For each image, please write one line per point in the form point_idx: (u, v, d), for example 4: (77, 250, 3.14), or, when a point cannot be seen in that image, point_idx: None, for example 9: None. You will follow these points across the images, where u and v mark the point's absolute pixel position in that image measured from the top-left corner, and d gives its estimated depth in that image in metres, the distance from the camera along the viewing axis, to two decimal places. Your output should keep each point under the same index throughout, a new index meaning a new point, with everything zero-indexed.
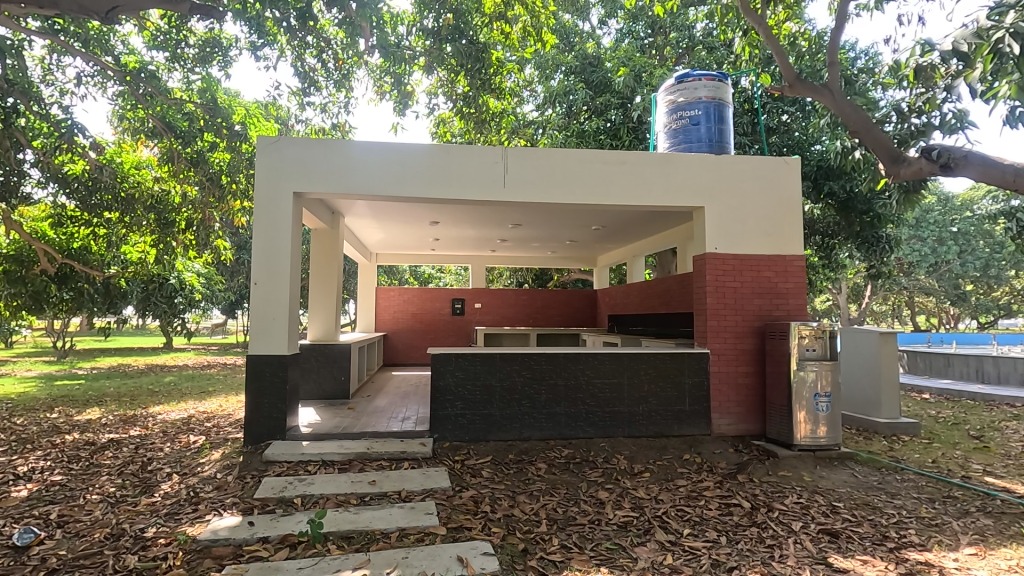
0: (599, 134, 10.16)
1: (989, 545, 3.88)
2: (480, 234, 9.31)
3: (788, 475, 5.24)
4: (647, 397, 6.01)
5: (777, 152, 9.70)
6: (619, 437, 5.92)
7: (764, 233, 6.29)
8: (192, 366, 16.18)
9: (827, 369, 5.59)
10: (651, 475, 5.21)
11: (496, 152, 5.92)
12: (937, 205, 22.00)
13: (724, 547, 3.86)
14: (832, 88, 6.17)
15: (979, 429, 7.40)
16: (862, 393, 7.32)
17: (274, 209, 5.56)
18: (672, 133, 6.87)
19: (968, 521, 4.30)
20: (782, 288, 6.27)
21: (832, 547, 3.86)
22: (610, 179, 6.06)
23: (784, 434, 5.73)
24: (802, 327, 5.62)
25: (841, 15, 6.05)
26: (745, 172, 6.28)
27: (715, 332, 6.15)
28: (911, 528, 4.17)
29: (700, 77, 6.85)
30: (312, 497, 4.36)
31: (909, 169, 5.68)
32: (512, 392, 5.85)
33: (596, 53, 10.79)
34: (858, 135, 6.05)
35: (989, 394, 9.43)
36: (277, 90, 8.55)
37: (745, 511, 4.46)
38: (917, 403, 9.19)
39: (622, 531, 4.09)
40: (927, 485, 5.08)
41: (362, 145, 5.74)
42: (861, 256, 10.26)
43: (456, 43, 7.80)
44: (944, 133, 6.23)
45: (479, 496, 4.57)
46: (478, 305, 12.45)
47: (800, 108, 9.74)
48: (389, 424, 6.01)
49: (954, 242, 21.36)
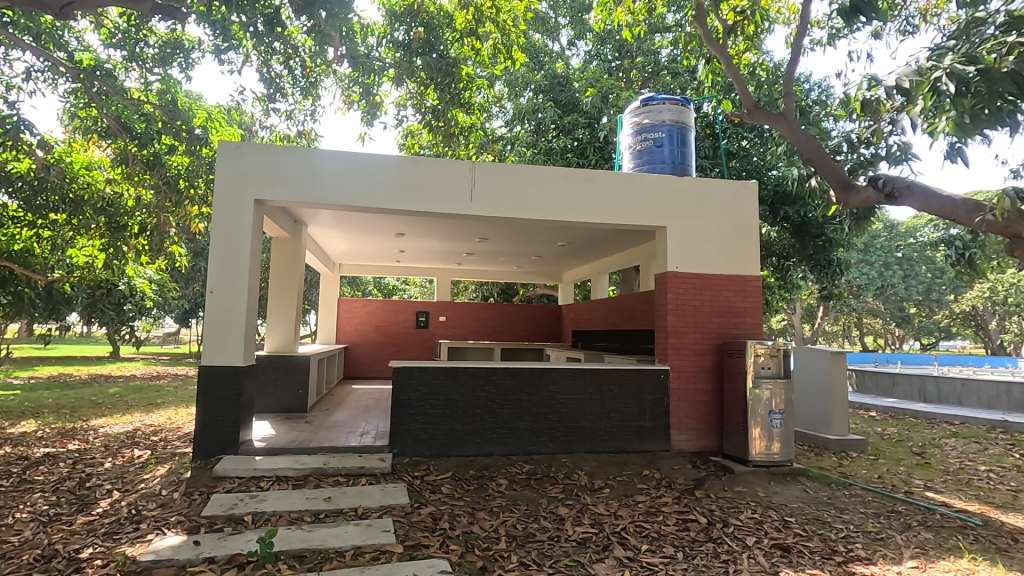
0: (567, 151, 10.33)
1: (929, 558, 4.04)
2: (445, 247, 9.29)
3: (742, 491, 5.34)
4: (609, 414, 6.08)
5: (736, 175, 10.05)
6: (580, 453, 5.96)
7: (723, 253, 6.49)
8: (140, 376, 15.52)
9: (781, 387, 5.81)
10: (611, 491, 5.23)
11: (464, 166, 5.94)
12: (885, 231, 23.12)
13: (680, 562, 3.90)
14: (789, 117, 6.43)
15: (920, 445, 7.75)
16: (813, 411, 7.58)
17: (235, 215, 5.42)
18: (637, 153, 7.05)
19: (910, 535, 4.48)
20: (740, 307, 6.46)
21: (783, 561, 3.95)
22: (575, 196, 6.15)
23: (740, 450, 5.88)
24: (758, 345, 5.83)
25: (797, 49, 6.32)
26: (707, 193, 6.48)
27: (675, 349, 6.27)
28: (858, 542, 4.31)
29: (664, 101, 7.06)
30: (264, 514, 4.20)
31: (859, 197, 5.91)
32: (475, 407, 5.81)
33: (565, 73, 11.00)
34: (812, 163, 6.32)
35: (930, 413, 9.89)
36: (242, 94, 8.35)
37: (701, 526, 4.53)
38: (864, 421, 9.55)
39: (581, 547, 4.09)
40: (872, 499, 5.28)
41: (329, 153, 5.67)
42: (814, 278, 10.67)
43: (427, 57, 7.88)
44: (890, 164, 6.57)
45: (438, 512, 4.50)
46: (443, 318, 12.33)
47: (759, 134, 10.10)
48: (348, 439, 5.88)
49: (899, 267, 22.58)
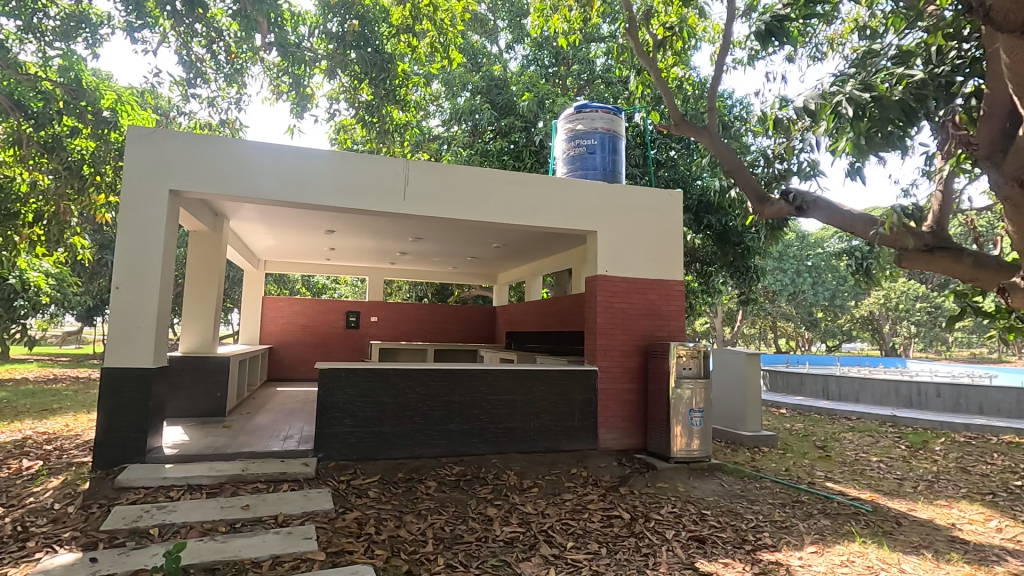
0: (503, 154, 10.40)
1: (826, 543, 4.40)
2: (378, 246, 9.09)
3: (664, 487, 5.58)
4: (539, 414, 6.17)
5: (664, 184, 10.49)
6: (511, 453, 6.01)
7: (650, 258, 6.75)
8: (32, 379, 14.12)
9: (701, 387, 6.12)
10: (540, 490, 5.31)
11: (399, 164, 5.84)
12: (797, 241, 24.90)
13: (604, 557, 4.02)
14: (711, 131, 6.79)
15: (823, 440, 8.40)
16: (730, 409, 8.03)
17: (147, 206, 5.05)
18: (570, 158, 7.21)
19: (811, 522, 4.86)
20: (665, 310, 6.74)
21: (698, 552, 4.16)
22: (509, 198, 6.20)
23: (663, 447, 6.15)
24: (680, 347, 6.12)
25: (720, 67, 6.69)
26: (636, 200, 6.73)
27: (603, 350, 6.46)
28: (765, 531, 4.62)
29: (597, 109, 7.28)
30: (173, 526, 3.94)
31: (772, 209, 6.33)
32: (405, 409, 5.72)
33: (502, 76, 11.07)
34: (732, 175, 6.69)
35: (832, 410, 10.74)
36: (158, 77, 7.81)
37: (625, 522, 4.69)
38: (775, 418, 10.24)
39: (508, 546, 4.13)
40: (780, 491, 5.67)
41: (253, 144, 5.41)
42: (733, 284, 11.31)
43: (362, 51, 7.67)
44: (801, 179, 7.07)
45: (364, 517, 4.40)
46: (375, 318, 12.06)
47: (686, 146, 10.59)
48: (270, 444, 5.62)
49: (809, 275, 24.38)
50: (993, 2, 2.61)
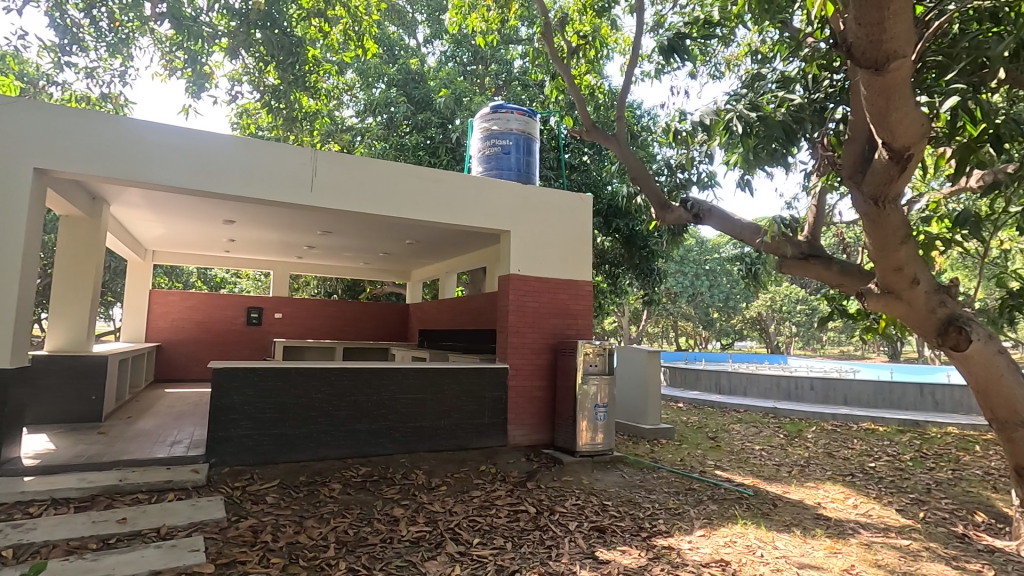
0: (419, 149, 10.24)
1: (713, 526, 4.76)
2: (283, 239, 8.64)
3: (569, 480, 5.77)
4: (449, 412, 6.16)
5: (576, 188, 10.84)
6: (420, 452, 5.95)
7: (561, 259, 6.95)
8: None
9: (605, 383, 6.40)
10: (448, 488, 5.31)
11: (306, 154, 5.58)
12: (697, 246, 26.70)
13: (509, 552, 4.09)
14: (620, 139, 7.10)
15: (714, 431, 9.08)
16: (632, 404, 8.46)
17: (5, 185, 4.46)
18: (485, 158, 7.25)
19: (701, 508, 5.24)
20: (574, 309, 6.96)
21: (598, 541, 4.35)
22: (423, 195, 6.12)
23: (569, 442, 6.36)
24: (587, 344, 6.36)
25: (629, 78, 7.02)
26: (548, 202, 6.90)
27: (514, 348, 6.56)
28: (660, 519, 4.91)
29: (512, 111, 7.39)
30: (31, 547, 3.51)
31: (673, 215, 6.72)
32: (309, 410, 5.49)
33: (419, 70, 10.92)
34: (637, 181, 7.04)
35: (723, 403, 11.64)
36: (23, 39, 6.90)
37: (530, 516, 4.80)
38: (673, 411, 10.93)
39: (414, 546, 4.09)
40: (674, 480, 6.06)
41: (139, 123, 4.94)
42: (638, 285, 11.91)
43: (268, 32, 7.16)
44: (699, 188, 7.58)
45: (259, 524, 4.17)
46: (279, 315, 11.43)
47: (598, 151, 11.01)
48: (154, 450, 5.17)
49: (706, 278, 26.22)
50: (853, 38, 2.61)
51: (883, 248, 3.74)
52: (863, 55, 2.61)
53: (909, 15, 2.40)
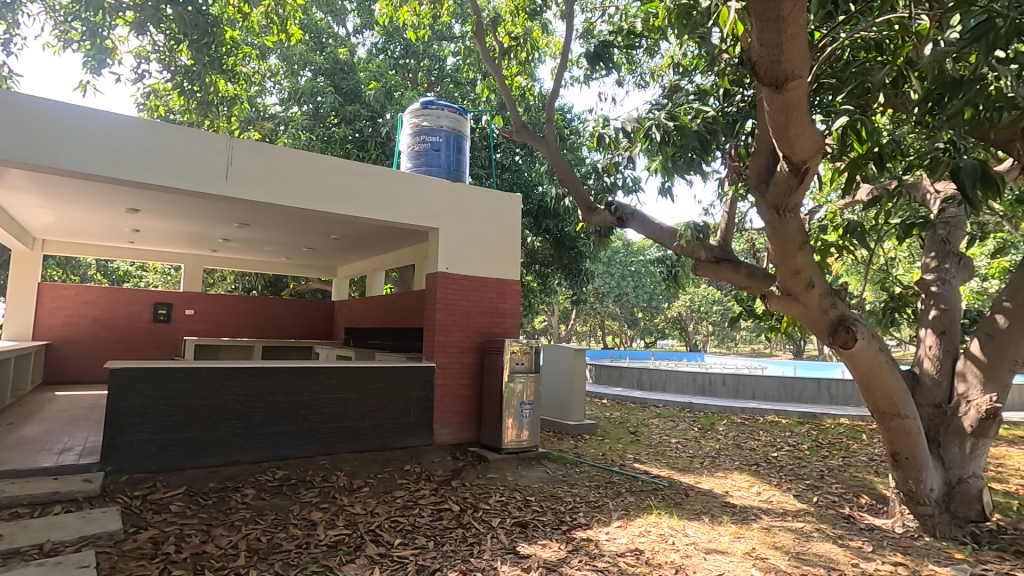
0: (346, 141, 9.94)
1: (630, 517, 4.96)
2: (196, 230, 8.11)
3: (494, 477, 5.81)
4: (373, 412, 6.03)
5: (507, 187, 10.93)
6: (341, 454, 5.78)
7: (489, 259, 6.99)
8: None
9: (531, 381, 6.51)
10: (370, 489, 5.19)
11: (221, 141, 5.27)
12: (623, 248, 27.67)
13: (430, 551, 4.07)
14: (549, 141, 7.23)
15: (635, 426, 9.46)
16: (557, 401, 8.64)
17: None
18: (414, 154, 7.15)
19: (619, 499, 5.45)
20: (502, 308, 7.02)
21: (520, 536, 4.42)
22: (348, 190, 5.96)
23: (495, 439, 6.41)
24: (514, 343, 6.44)
25: (558, 82, 7.15)
26: (477, 201, 6.92)
27: (441, 347, 6.52)
28: (581, 512, 5.06)
29: (443, 108, 7.33)
30: None
31: (598, 218, 6.92)
32: (220, 412, 5.19)
33: (348, 61, 10.61)
34: (565, 183, 7.19)
35: (643, 399, 12.14)
36: None
37: (454, 514, 4.79)
38: (597, 408, 11.28)
39: (331, 550, 3.97)
40: (596, 473, 6.26)
41: (24, 98, 4.47)
42: (567, 285, 12.19)
43: (179, 8, 6.62)
44: (624, 193, 7.86)
45: (161, 535, 3.90)
46: (191, 311, 10.70)
47: (529, 153, 11.15)
48: (39, 458, 4.70)
49: (631, 279, 27.23)
50: (756, 59, 2.80)
51: (783, 253, 4.03)
52: (766, 73, 2.80)
53: (803, 41, 2.60)
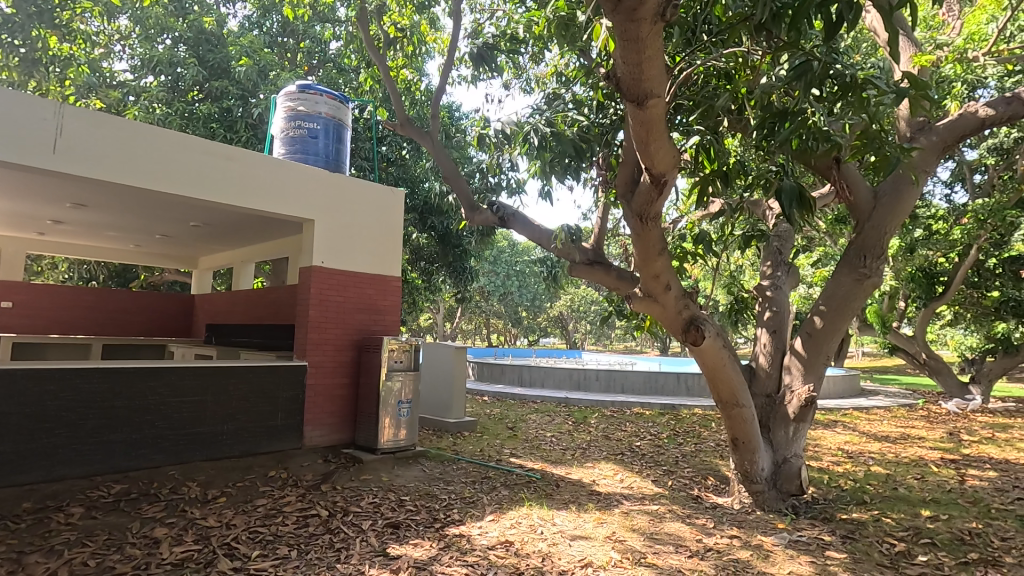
0: (211, 120, 9.07)
1: (502, 510, 5.09)
2: (15, 209, 6.92)
3: (368, 478, 5.64)
4: (234, 415, 5.56)
5: (391, 181, 10.66)
6: (195, 462, 5.27)
7: (368, 253, 6.77)
8: None
9: (409, 379, 6.41)
10: (228, 499, 4.79)
11: (48, 107, 4.54)
12: (508, 248, 28.25)
13: (293, 560, 3.85)
14: (433, 137, 7.17)
15: (513, 421, 9.70)
16: (437, 399, 8.60)
17: None
18: (288, 139, 6.71)
19: (493, 494, 5.56)
20: (381, 305, 6.83)
21: (391, 537, 4.33)
22: (210, 173, 5.44)
23: (370, 440, 6.23)
24: (392, 341, 6.30)
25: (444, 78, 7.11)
26: (356, 193, 6.66)
27: (314, 345, 6.19)
28: (455, 508, 5.08)
29: (322, 93, 6.95)
30: None
31: (481, 216, 6.99)
32: (41, 421, 4.47)
33: (216, 32, 9.68)
34: (449, 181, 7.16)
35: (523, 395, 12.49)
36: None
37: (321, 520, 4.58)
38: (478, 405, 11.41)
39: (177, 569, 3.60)
40: (472, 469, 6.32)
41: None
42: (451, 283, 12.18)
43: None
44: (508, 194, 8.02)
45: None
46: (8, 304, 9.04)
47: (415, 147, 10.97)
48: None
49: (516, 278, 27.90)
50: (621, 75, 2.99)
51: (645, 257, 4.37)
52: (629, 90, 3.01)
53: (660, 63, 2.83)
